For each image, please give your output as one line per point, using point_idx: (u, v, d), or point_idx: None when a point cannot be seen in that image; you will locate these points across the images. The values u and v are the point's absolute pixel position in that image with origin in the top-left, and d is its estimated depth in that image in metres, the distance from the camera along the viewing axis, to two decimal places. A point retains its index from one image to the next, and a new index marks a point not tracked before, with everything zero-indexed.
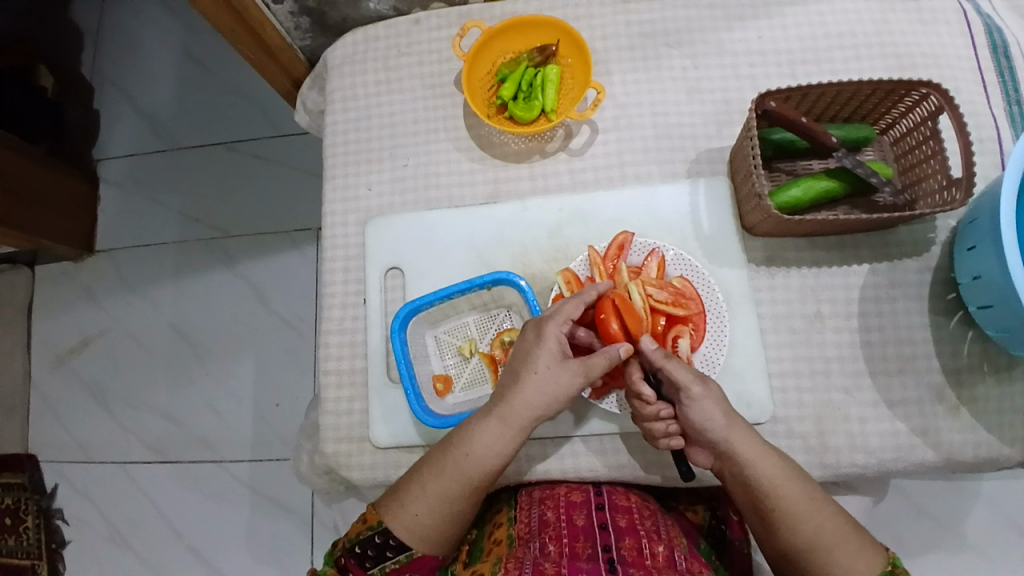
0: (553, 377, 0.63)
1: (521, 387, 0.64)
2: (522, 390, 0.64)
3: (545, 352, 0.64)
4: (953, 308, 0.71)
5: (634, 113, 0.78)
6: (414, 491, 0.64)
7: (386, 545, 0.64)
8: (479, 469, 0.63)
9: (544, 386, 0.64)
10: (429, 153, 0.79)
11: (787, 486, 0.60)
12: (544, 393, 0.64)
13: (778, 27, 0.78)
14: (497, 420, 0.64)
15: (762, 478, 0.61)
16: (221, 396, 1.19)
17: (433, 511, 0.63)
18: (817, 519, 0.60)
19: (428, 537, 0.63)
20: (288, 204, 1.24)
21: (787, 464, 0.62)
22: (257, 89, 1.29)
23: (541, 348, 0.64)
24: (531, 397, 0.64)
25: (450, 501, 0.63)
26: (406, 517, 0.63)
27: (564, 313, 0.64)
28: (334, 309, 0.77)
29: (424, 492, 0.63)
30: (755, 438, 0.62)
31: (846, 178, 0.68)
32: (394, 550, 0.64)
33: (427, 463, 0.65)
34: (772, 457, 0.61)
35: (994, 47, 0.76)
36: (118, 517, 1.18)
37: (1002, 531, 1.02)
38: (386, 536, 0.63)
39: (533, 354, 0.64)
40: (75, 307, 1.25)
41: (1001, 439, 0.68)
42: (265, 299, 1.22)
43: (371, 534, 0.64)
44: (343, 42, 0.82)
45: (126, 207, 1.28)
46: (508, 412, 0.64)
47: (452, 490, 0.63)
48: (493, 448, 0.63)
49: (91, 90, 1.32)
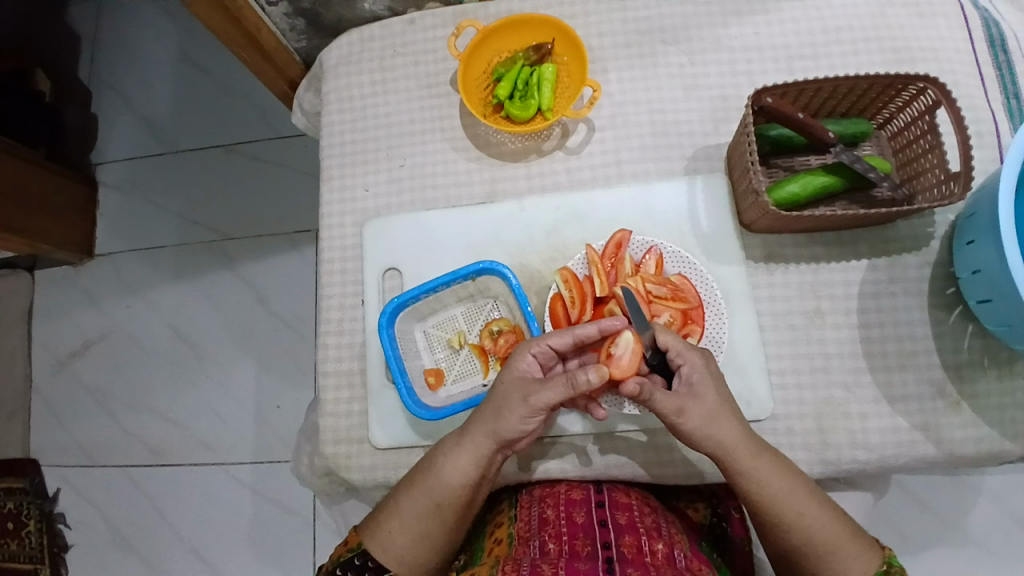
0: (507, 397, 0.62)
1: (483, 406, 0.63)
2: (482, 407, 0.63)
3: (510, 369, 0.63)
4: (952, 303, 0.71)
5: (630, 111, 0.78)
6: (388, 510, 0.64)
7: (364, 566, 0.63)
8: (445, 488, 0.63)
9: (499, 403, 0.62)
10: (425, 152, 0.79)
11: (774, 479, 0.60)
12: (497, 411, 0.62)
13: (774, 22, 0.78)
14: (456, 434, 0.64)
15: (747, 469, 0.60)
16: (222, 398, 1.20)
17: (405, 531, 0.63)
18: (796, 500, 0.60)
19: (404, 558, 0.63)
20: (287, 206, 1.24)
21: (773, 455, 0.61)
22: (255, 91, 1.29)
23: (511, 365, 0.63)
24: (487, 415, 0.62)
25: (420, 522, 0.63)
26: (381, 537, 0.64)
27: (544, 340, 0.63)
28: (332, 311, 0.77)
29: (397, 511, 0.64)
30: (743, 430, 0.60)
31: (843, 173, 0.68)
32: (372, 572, 0.63)
33: (402, 485, 0.65)
34: (758, 451, 0.60)
35: (991, 41, 0.76)
36: (120, 520, 1.18)
37: (1007, 526, 1.01)
38: (365, 557, 0.63)
39: (503, 371, 0.63)
40: (75, 311, 1.25)
41: (1002, 434, 0.68)
42: (265, 301, 1.22)
43: (351, 555, 0.64)
44: (339, 43, 0.82)
45: (126, 209, 1.28)
46: (469, 429, 0.63)
47: (421, 508, 0.63)
48: (454, 467, 0.63)
49: (89, 92, 1.32)
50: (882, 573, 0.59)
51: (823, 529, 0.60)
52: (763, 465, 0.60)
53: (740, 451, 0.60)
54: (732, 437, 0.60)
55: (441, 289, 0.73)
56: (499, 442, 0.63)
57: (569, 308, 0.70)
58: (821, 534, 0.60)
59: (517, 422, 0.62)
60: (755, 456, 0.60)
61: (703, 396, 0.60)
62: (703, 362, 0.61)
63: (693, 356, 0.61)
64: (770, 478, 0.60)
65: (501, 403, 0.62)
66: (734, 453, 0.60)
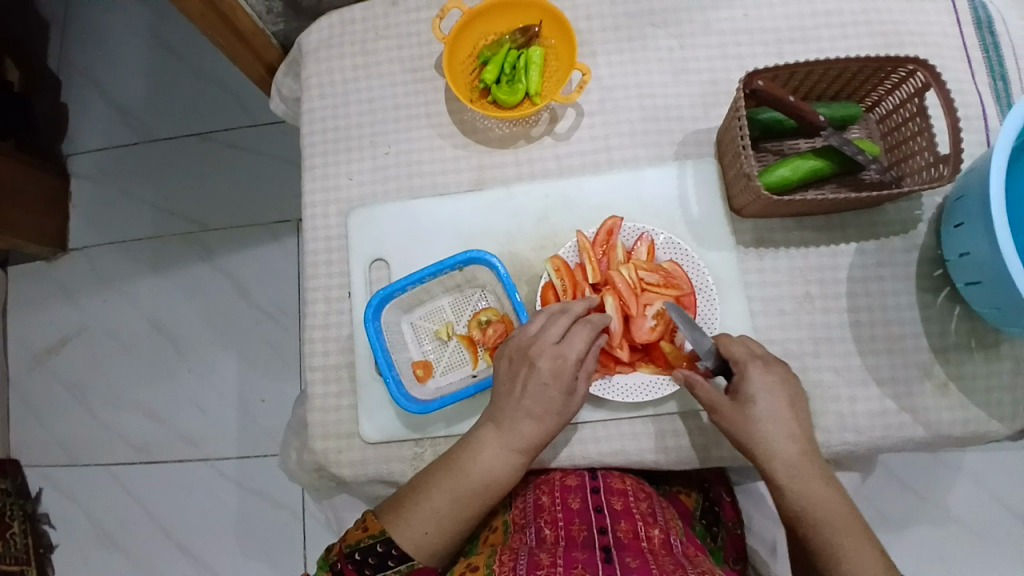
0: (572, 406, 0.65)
1: (546, 422, 0.64)
2: (544, 424, 0.64)
3: (560, 386, 0.63)
4: (940, 285, 0.71)
5: (619, 95, 0.77)
6: (421, 506, 0.63)
7: (388, 554, 0.63)
8: (492, 488, 0.64)
9: (565, 416, 0.65)
10: (411, 140, 0.77)
11: (822, 502, 0.60)
12: (562, 422, 0.65)
13: (763, 5, 0.77)
14: (519, 452, 0.64)
15: (796, 489, 0.61)
16: (205, 392, 1.17)
17: (441, 528, 0.63)
18: (843, 526, 0.59)
19: (434, 550, 0.64)
20: (267, 195, 1.21)
21: (827, 480, 0.61)
22: (231, 77, 1.25)
23: (556, 384, 0.63)
24: (552, 429, 0.65)
25: (459, 518, 0.64)
26: (413, 532, 0.63)
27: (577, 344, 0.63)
28: (317, 304, 0.75)
29: (433, 509, 0.63)
30: (799, 448, 0.62)
31: (833, 157, 0.67)
32: (396, 560, 0.63)
33: (435, 483, 0.64)
34: (810, 472, 0.61)
35: (977, 23, 0.75)
36: (104, 518, 1.16)
37: (988, 504, 1.03)
38: (389, 545, 0.63)
39: (552, 392, 0.64)
40: (49, 306, 1.22)
41: (989, 415, 0.69)
42: (246, 293, 1.19)
43: (373, 542, 0.63)
44: (318, 26, 0.79)
45: (100, 200, 1.24)
46: (531, 444, 0.64)
47: (461, 507, 0.63)
48: (503, 465, 0.64)
49: (57, 81, 1.28)
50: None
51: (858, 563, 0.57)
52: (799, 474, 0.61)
53: (794, 472, 0.61)
54: (784, 451, 0.61)
55: (428, 280, 0.71)
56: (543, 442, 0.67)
57: (561, 296, 0.69)
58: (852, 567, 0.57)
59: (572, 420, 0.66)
60: (795, 465, 0.61)
61: (754, 406, 0.62)
62: (763, 373, 0.62)
63: (752, 367, 0.63)
64: (816, 498, 0.60)
65: (557, 411, 0.64)
66: (785, 472, 0.61)
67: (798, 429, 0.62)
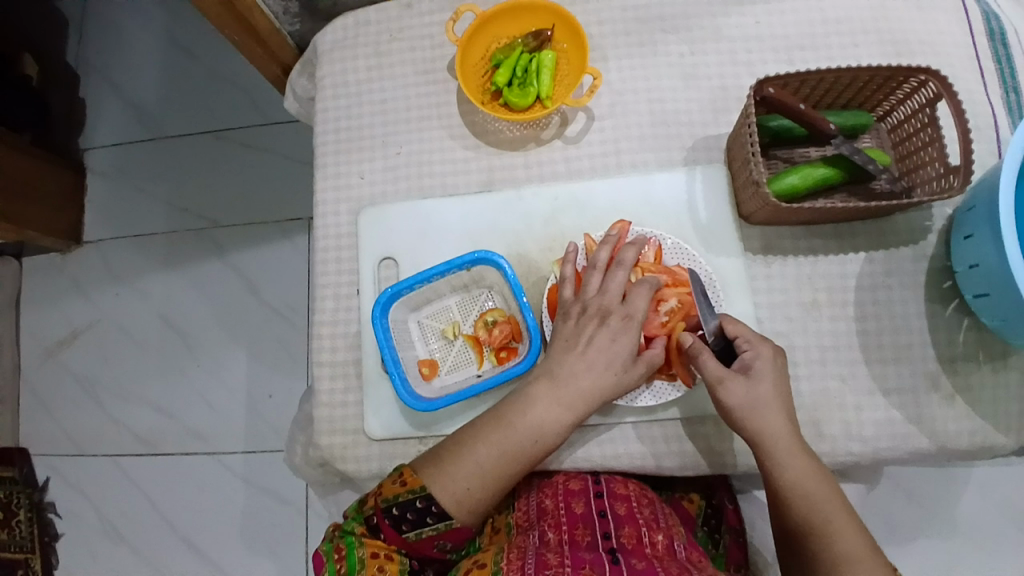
0: (630, 369, 0.65)
1: (604, 379, 0.65)
2: (603, 382, 0.65)
3: (625, 343, 0.66)
4: (948, 296, 0.71)
5: (629, 100, 0.77)
6: (467, 461, 0.63)
7: (427, 510, 0.63)
8: (538, 446, 0.64)
9: (622, 378, 0.65)
10: (422, 140, 0.78)
11: (809, 480, 0.60)
12: (619, 385, 0.65)
13: (775, 12, 0.77)
14: (569, 410, 0.65)
15: (784, 467, 0.60)
16: (213, 387, 1.18)
17: (484, 485, 0.63)
18: (825, 505, 0.60)
19: (473, 509, 0.64)
20: (278, 193, 1.23)
21: (813, 459, 0.61)
22: (245, 76, 1.26)
23: (622, 340, 0.66)
24: (608, 389, 0.65)
25: (502, 476, 0.64)
26: (455, 487, 0.63)
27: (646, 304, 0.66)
28: (326, 300, 0.76)
29: (479, 463, 0.63)
30: (790, 428, 0.61)
31: (843, 165, 0.67)
32: (434, 517, 0.63)
33: (483, 437, 0.64)
34: (797, 451, 0.61)
35: (991, 33, 0.75)
36: (111, 510, 1.17)
37: (995, 517, 1.02)
38: (429, 501, 0.63)
39: (616, 348, 0.66)
40: (62, 298, 1.23)
41: (996, 427, 0.69)
42: (256, 289, 1.20)
43: (413, 497, 0.63)
44: (332, 26, 0.80)
45: (115, 194, 1.26)
46: (584, 404, 0.65)
47: (506, 464, 0.64)
48: (555, 422, 0.64)
49: (75, 76, 1.30)
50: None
51: (846, 539, 0.58)
52: (795, 454, 0.61)
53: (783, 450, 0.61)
54: (776, 429, 0.61)
55: (436, 279, 0.72)
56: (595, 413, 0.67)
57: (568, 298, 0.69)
58: (842, 544, 0.58)
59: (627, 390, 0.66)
60: (792, 445, 0.61)
61: (760, 383, 0.62)
62: (772, 353, 0.63)
63: (763, 346, 0.63)
64: (806, 479, 0.60)
65: (617, 371, 0.65)
66: (773, 449, 0.61)
67: (790, 409, 0.62)
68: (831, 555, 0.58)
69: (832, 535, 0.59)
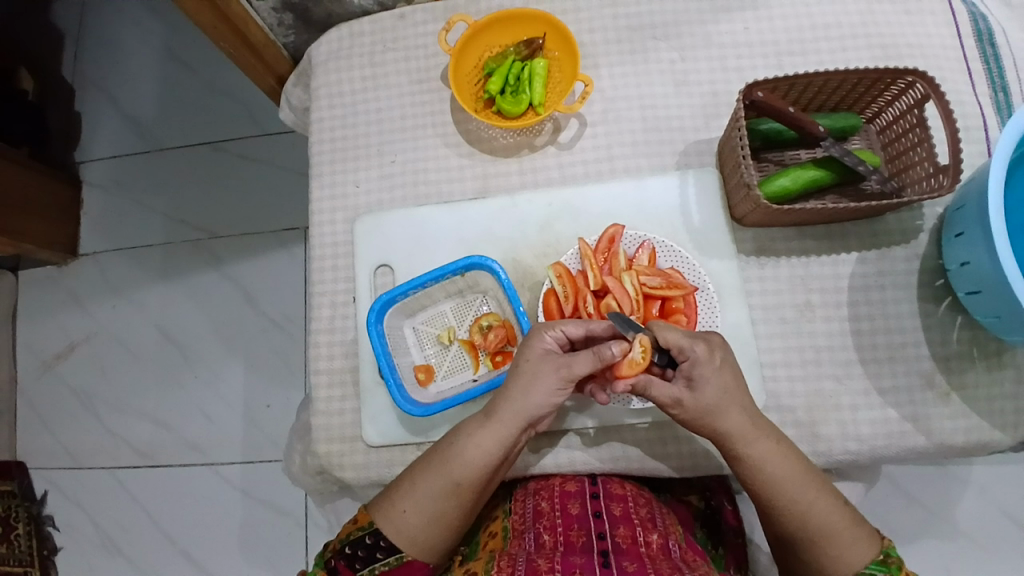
0: (535, 377, 0.61)
1: (509, 385, 0.62)
2: (511, 391, 0.62)
3: (529, 349, 0.62)
4: (941, 294, 0.72)
5: (622, 106, 0.78)
6: (404, 489, 0.64)
7: (376, 545, 0.63)
8: (466, 467, 0.62)
9: (528, 385, 0.62)
10: (417, 148, 0.79)
11: (775, 464, 0.60)
12: (524, 392, 0.62)
13: (764, 18, 0.78)
14: (482, 417, 0.63)
15: (748, 456, 0.60)
16: (211, 399, 1.18)
17: (420, 512, 0.62)
18: (793, 488, 0.60)
19: (417, 539, 0.63)
20: (275, 204, 1.23)
21: (777, 440, 0.60)
22: (242, 89, 1.27)
23: (525, 348, 0.63)
24: (516, 396, 0.62)
25: (437, 502, 0.62)
26: (394, 516, 0.63)
27: (560, 326, 0.63)
28: (323, 308, 0.76)
29: (413, 490, 0.63)
30: (748, 418, 0.60)
31: (833, 166, 0.68)
32: (384, 552, 0.63)
33: (421, 463, 0.64)
34: (761, 437, 0.60)
35: (977, 36, 0.76)
36: (109, 523, 1.16)
37: (994, 518, 1.02)
38: (376, 536, 0.63)
39: (520, 352, 0.63)
40: (60, 312, 1.24)
41: (992, 425, 0.69)
42: (253, 300, 1.21)
43: (362, 534, 0.64)
44: (327, 38, 0.81)
45: (112, 208, 1.26)
46: (495, 410, 0.63)
47: (440, 488, 0.62)
48: (474, 437, 0.62)
49: (72, 91, 1.31)
50: (880, 563, 0.59)
51: (822, 516, 0.59)
52: (754, 443, 0.60)
53: (748, 444, 0.60)
54: (734, 425, 0.59)
55: (430, 285, 0.72)
56: (527, 422, 0.63)
57: (563, 302, 0.69)
58: (818, 521, 0.59)
59: (545, 395, 0.62)
60: (751, 444, 0.60)
61: (705, 390, 0.59)
62: (708, 353, 0.58)
63: (697, 348, 0.59)
64: (770, 464, 0.60)
65: (525, 378, 0.62)
66: (737, 442, 0.60)
67: (745, 397, 0.60)
68: (808, 531, 0.60)
69: (803, 514, 0.60)
